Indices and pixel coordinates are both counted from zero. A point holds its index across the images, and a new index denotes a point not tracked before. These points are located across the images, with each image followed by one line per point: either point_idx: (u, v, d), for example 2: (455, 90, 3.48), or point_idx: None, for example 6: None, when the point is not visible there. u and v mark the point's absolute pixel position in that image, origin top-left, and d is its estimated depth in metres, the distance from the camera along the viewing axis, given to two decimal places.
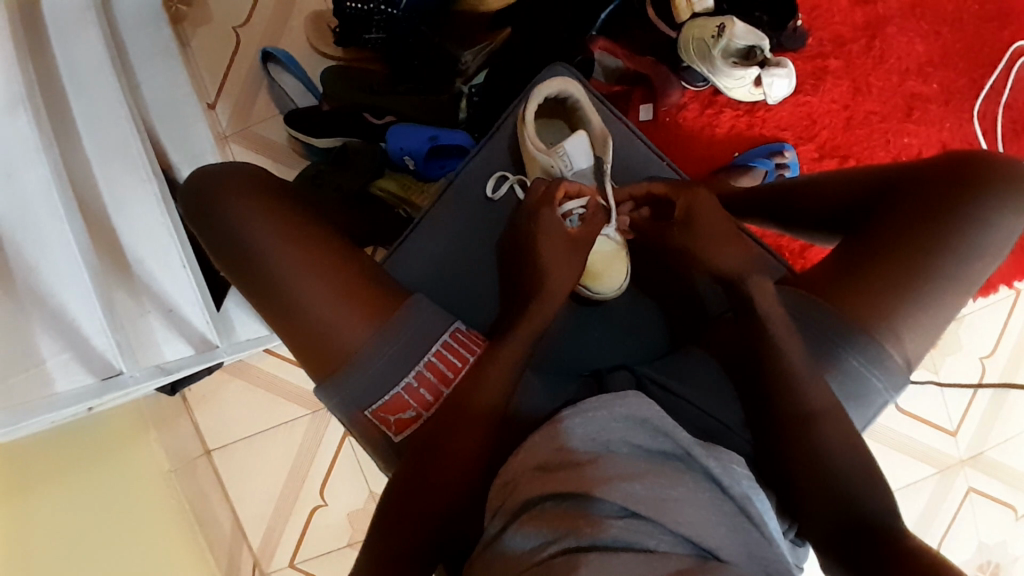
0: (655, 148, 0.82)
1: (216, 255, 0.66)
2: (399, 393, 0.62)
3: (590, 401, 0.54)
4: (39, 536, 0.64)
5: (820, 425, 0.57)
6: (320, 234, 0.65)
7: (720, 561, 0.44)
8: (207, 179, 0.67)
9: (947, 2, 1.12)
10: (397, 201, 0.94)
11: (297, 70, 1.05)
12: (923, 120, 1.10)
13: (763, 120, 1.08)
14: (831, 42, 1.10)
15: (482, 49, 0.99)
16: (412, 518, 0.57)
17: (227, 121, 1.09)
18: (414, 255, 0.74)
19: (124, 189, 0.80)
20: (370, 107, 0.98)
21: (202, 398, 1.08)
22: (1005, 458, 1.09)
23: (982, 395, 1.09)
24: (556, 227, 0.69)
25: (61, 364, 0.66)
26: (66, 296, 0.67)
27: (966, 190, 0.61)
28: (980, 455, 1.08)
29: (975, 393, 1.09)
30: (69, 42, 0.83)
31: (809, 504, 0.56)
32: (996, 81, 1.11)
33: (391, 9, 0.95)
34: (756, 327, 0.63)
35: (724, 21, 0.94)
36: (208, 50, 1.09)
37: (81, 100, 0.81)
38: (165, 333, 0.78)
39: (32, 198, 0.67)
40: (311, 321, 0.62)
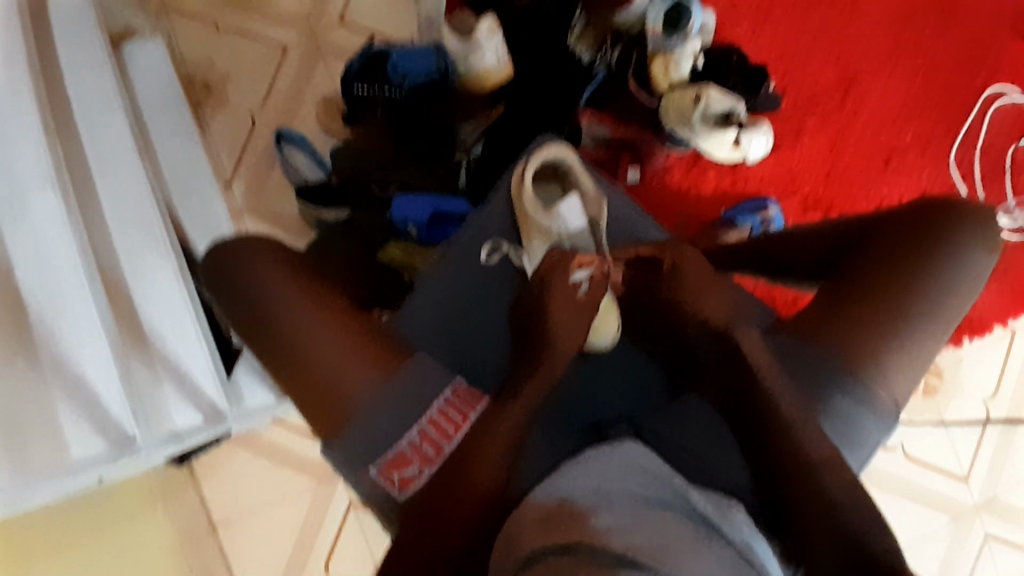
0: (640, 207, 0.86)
1: (235, 318, 0.70)
2: (402, 447, 0.63)
3: (589, 453, 0.58)
4: None
5: (822, 473, 0.57)
6: (332, 296, 0.69)
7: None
8: (226, 247, 0.72)
9: (915, 59, 1.19)
10: (401, 266, 1.00)
11: (308, 149, 1.12)
12: (900, 169, 1.16)
13: (745, 180, 1.14)
14: (806, 102, 1.18)
15: (479, 124, 1.04)
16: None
17: (242, 197, 1.17)
18: (417, 318, 0.78)
19: (141, 260, 0.84)
20: (374, 179, 1.03)
21: (207, 468, 1.06)
22: (1020, 503, 1.07)
23: (992, 430, 1.09)
24: (568, 290, 0.72)
25: (78, 430, 0.67)
26: (84, 362, 0.68)
27: (936, 233, 0.65)
28: (995, 499, 1.06)
29: (985, 427, 1.09)
30: (94, 124, 0.89)
31: (812, 550, 0.55)
32: (971, 127, 1.17)
33: (394, 92, 1.05)
34: (765, 366, 0.64)
35: (700, 89, 1.01)
36: (224, 132, 1.18)
37: (104, 180, 0.87)
38: (176, 399, 0.81)
39: (58, 270, 0.70)
40: (322, 378, 0.66)
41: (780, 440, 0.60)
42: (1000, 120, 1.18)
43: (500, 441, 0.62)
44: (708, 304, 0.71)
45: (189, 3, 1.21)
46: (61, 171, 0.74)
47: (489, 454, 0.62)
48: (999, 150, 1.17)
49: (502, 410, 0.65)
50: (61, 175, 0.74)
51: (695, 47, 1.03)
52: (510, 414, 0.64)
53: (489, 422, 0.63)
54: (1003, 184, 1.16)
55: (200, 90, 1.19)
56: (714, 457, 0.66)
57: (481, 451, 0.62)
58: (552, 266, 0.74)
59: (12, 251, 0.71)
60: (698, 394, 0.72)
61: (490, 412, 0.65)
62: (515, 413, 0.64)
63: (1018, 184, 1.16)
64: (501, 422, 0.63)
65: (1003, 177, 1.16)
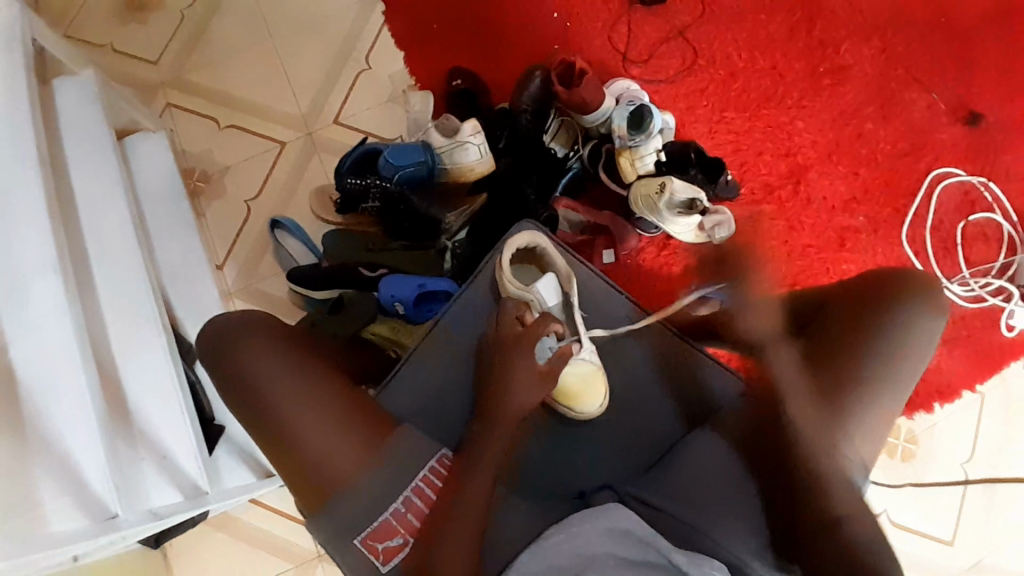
0: (614, 282, 0.88)
1: (227, 393, 0.72)
2: (387, 518, 0.65)
3: (573, 517, 0.59)
4: None
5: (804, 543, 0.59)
6: (322, 371, 0.72)
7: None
8: (217, 327, 0.74)
9: (859, 148, 1.32)
10: (388, 343, 1.04)
11: (301, 235, 1.18)
12: (856, 248, 1.26)
13: (713, 258, 1.23)
14: (762, 190, 1.29)
15: (462, 211, 1.13)
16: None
17: (234, 279, 1.22)
18: (401, 391, 0.81)
19: (132, 342, 0.87)
20: (365, 262, 1.11)
21: (182, 554, 1.05)
22: (1003, 563, 1.11)
23: (974, 489, 1.13)
24: (530, 364, 0.74)
25: (62, 508, 0.66)
26: (71, 441, 0.68)
27: (887, 302, 0.70)
28: (980, 563, 1.11)
29: (966, 488, 1.13)
30: (95, 216, 0.94)
31: None
32: (919, 208, 1.28)
33: (385, 183, 1.11)
34: None
35: (664, 180, 1.10)
36: (220, 220, 1.25)
37: (102, 267, 0.91)
38: (156, 482, 0.79)
39: (48, 351, 0.71)
40: (312, 452, 0.67)
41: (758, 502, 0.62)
42: (946, 199, 1.29)
43: (470, 514, 0.63)
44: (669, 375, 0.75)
45: (193, 105, 1.31)
46: (62, 256, 0.76)
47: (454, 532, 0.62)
48: (948, 227, 1.27)
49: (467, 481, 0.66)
50: (62, 259, 0.76)
51: (658, 144, 1.14)
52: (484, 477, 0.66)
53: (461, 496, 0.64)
54: (955, 257, 1.26)
55: (198, 180, 1.27)
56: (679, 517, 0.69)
57: (452, 528, 0.62)
58: (516, 339, 0.76)
59: (7, 331, 0.71)
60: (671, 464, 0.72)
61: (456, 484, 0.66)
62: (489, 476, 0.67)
63: (968, 257, 1.26)
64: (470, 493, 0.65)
65: (954, 252, 1.26)
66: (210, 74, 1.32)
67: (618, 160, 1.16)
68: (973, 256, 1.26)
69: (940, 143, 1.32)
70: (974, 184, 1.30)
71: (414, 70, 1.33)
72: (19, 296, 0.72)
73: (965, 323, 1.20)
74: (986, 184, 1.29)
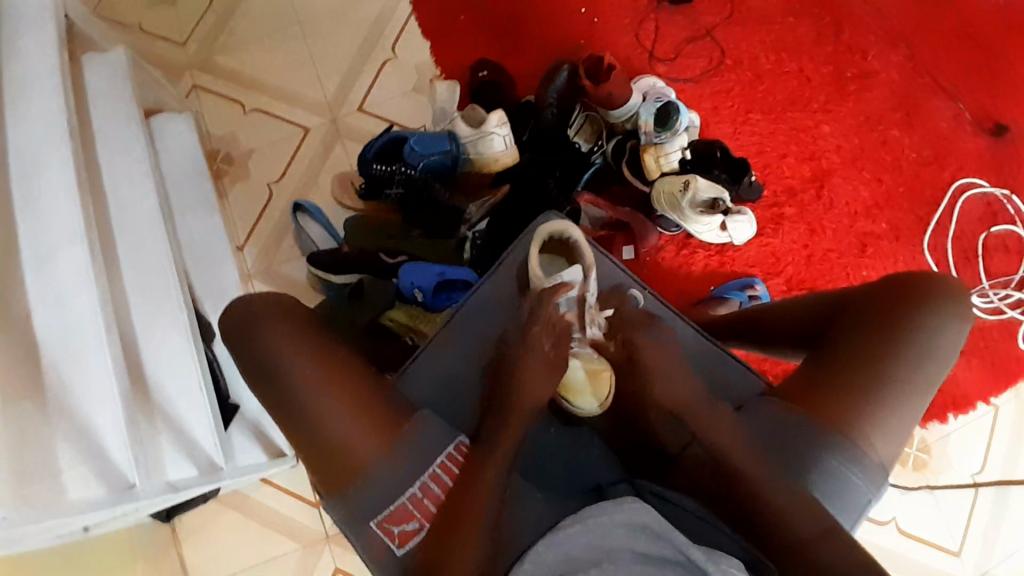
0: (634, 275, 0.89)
1: (249, 370, 0.73)
2: (404, 503, 0.65)
3: (589, 510, 0.60)
4: None
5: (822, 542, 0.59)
6: (341, 354, 0.72)
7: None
8: (245, 304, 0.75)
9: (884, 154, 1.30)
10: (406, 329, 1.05)
11: (321, 219, 1.19)
12: (878, 255, 1.25)
13: (733, 259, 1.22)
14: (785, 193, 1.28)
15: (484, 202, 1.11)
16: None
17: (253, 261, 1.23)
18: (421, 377, 0.81)
19: (153, 317, 0.88)
20: (384, 249, 1.11)
21: (191, 531, 1.06)
22: None
23: (985, 492, 1.12)
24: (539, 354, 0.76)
25: (77, 476, 0.67)
26: (93, 409, 0.69)
27: (910, 303, 0.69)
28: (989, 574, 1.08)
29: (977, 490, 1.12)
30: (121, 191, 0.95)
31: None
32: (941, 217, 1.26)
33: (409, 170, 1.11)
34: (737, 445, 0.66)
35: (688, 178, 1.08)
36: (242, 202, 1.26)
37: (126, 241, 0.92)
38: (173, 456, 0.81)
39: (72, 320, 0.72)
40: (328, 433, 0.67)
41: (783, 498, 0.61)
42: (969, 209, 1.27)
43: (482, 500, 0.64)
44: (655, 382, 0.74)
45: (219, 87, 1.32)
46: (89, 227, 0.77)
47: (462, 521, 0.62)
48: (970, 237, 1.25)
49: (482, 470, 0.66)
50: (89, 231, 0.77)
51: (683, 142, 1.14)
52: (496, 462, 0.67)
53: (476, 478, 0.65)
54: (975, 268, 1.24)
55: (221, 161, 1.28)
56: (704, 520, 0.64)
57: (464, 525, 0.62)
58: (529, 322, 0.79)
59: (33, 299, 0.72)
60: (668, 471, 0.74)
61: (470, 471, 0.66)
62: (502, 465, 0.67)
63: (990, 269, 1.24)
64: (483, 478, 0.66)
65: (975, 263, 1.24)
66: (237, 57, 1.34)
67: (643, 156, 1.15)
68: (995, 268, 1.24)
69: (966, 153, 1.30)
70: (997, 196, 1.27)
71: (439, 59, 1.33)
72: (47, 267, 0.73)
73: (985, 336, 1.18)
74: (1009, 197, 1.27)
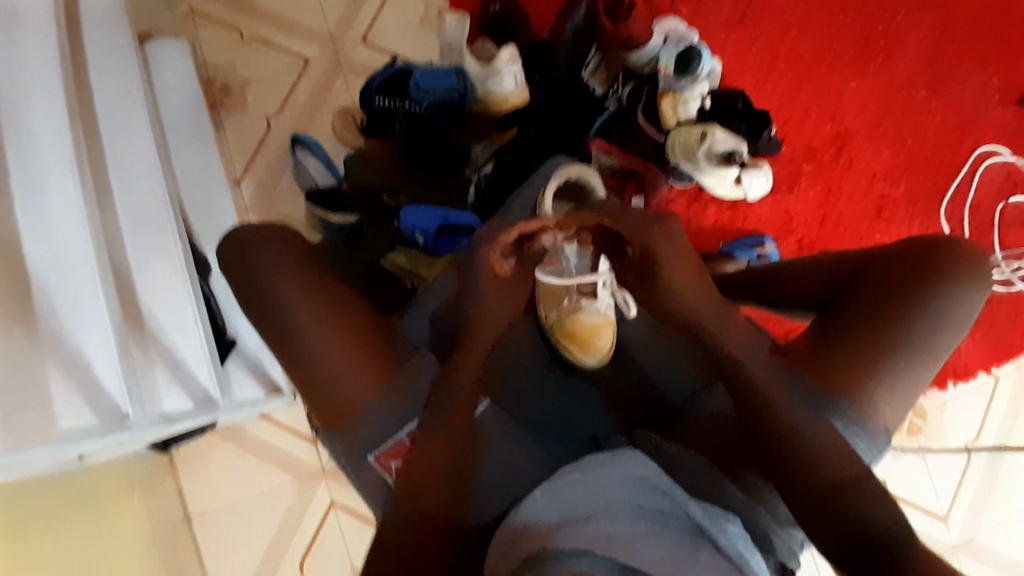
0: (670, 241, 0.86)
1: (244, 304, 0.71)
2: (403, 438, 0.66)
3: (588, 461, 0.61)
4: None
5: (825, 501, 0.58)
6: (339, 291, 0.70)
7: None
8: (244, 233, 0.73)
9: (909, 116, 1.24)
10: (406, 273, 1.03)
11: (321, 154, 1.14)
12: (893, 220, 1.20)
13: (745, 216, 1.18)
14: (804, 150, 1.22)
15: (490, 144, 1.10)
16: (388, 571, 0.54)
17: (250, 196, 1.19)
18: (424, 316, 0.80)
19: (148, 248, 0.85)
20: (386, 188, 1.07)
21: (188, 459, 1.07)
22: (996, 545, 1.10)
23: (978, 457, 1.13)
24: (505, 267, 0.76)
25: (70, 404, 0.66)
26: (85, 338, 0.68)
27: (931, 268, 0.68)
28: (973, 541, 1.10)
29: (969, 456, 1.13)
30: (114, 115, 0.90)
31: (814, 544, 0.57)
32: (960, 185, 1.22)
33: (414, 107, 1.05)
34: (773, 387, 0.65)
35: (707, 128, 1.04)
36: (239, 134, 1.21)
37: (119, 169, 0.88)
38: (169, 387, 0.81)
39: (66, 249, 0.69)
40: (325, 372, 0.66)
41: (790, 451, 0.60)
42: (990, 178, 1.22)
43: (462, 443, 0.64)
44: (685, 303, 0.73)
45: (216, 10, 1.24)
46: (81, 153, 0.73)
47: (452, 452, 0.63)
48: (987, 208, 1.21)
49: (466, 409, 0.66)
50: (81, 158, 0.73)
51: (704, 89, 1.08)
52: None
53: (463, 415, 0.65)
54: (991, 239, 1.20)
55: (218, 90, 1.21)
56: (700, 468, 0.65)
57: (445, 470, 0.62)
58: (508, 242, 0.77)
59: (23, 233, 0.70)
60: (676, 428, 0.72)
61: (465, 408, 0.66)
62: None
63: (1004, 241, 1.21)
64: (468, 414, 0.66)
65: (990, 234, 1.20)
66: None
67: (661, 102, 1.09)
68: (1010, 240, 1.20)
69: (992, 121, 1.24)
70: (1018, 166, 1.23)
71: None
72: (38, 190, 0.70)
73: (994, 307, 1.16)
74: None
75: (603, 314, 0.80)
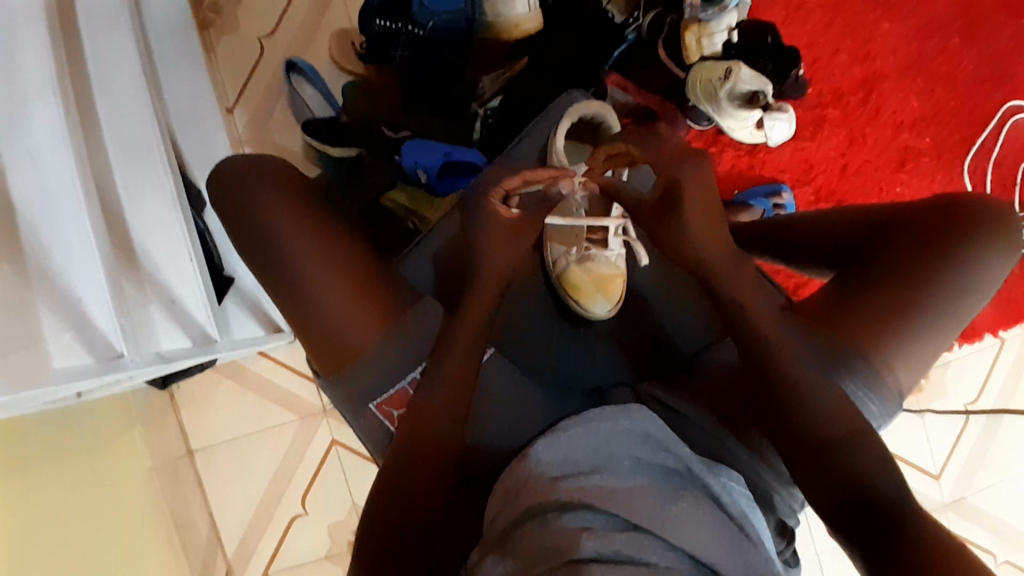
0: None
1: (239, 244, 0.68)
2: (404, 387, 0.64)
3: (594, 413, 0.60)
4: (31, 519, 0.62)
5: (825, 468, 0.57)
6: (338, 233, 0.67)
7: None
8: (236, 167, 0.69)
9: (940, 63, 1.16)
10: (406, 213, 0.99)
11: (319, 82, 1.08)
12: (915, 171, 1.14)
13: (763, 161, 1.13)
14: (831, 93, 1.15)
15: (500, 76, 1.01)
16: (402, 521, 0.55)
17: (244, 126, 1.13)
18: (425, 258, 0.77)
19: (138, 180, 0.81)
20: (387, 121, 1.01)
21: (189, 398, 1.09)
22: (987, 506, 1.12)
23: (975, 420, 1.13)
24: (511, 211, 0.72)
25: (63, 344, 0.62)
26: (74, 276, 0.65)
27: (962, 227, 0.65)
28: (963, 500, 1.12)
29: (967, 419, 1.13)
30: (96, 34, 0.83)
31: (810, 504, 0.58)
32: (987, 138, 1.16)
33: (418, 30, 0.99)
34: (787, 352, 0.63)
35: (731, 64, 0.96)
36: (231, 58, 1.13)
37: (105, 94, 0.82)
38: (166, 325, 0.78)
39: (51, 180, 0.65)
40: (326, 316, 0.64)
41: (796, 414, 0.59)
42: (1018, 134, 1.16)
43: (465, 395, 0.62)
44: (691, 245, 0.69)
45: None
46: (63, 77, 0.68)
47: (453, 403, 0.61)
48: (1011, 165, 1.15)
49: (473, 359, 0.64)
50: (63, 82, 0.68)
51: (731, 21, 1.01)
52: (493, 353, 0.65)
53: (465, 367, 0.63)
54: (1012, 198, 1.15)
55: (207, 8, 1.12)
56: (702, 426, 0.65)
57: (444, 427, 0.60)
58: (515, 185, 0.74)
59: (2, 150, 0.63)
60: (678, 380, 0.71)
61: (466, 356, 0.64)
62: None
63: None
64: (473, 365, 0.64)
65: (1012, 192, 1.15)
66: None
67: (682, 34, 1.01)
68: None
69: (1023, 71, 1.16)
70: None
71: None
72: (20, 117, 0.65)
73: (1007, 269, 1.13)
74: None
75: (614, 265, 0.80)
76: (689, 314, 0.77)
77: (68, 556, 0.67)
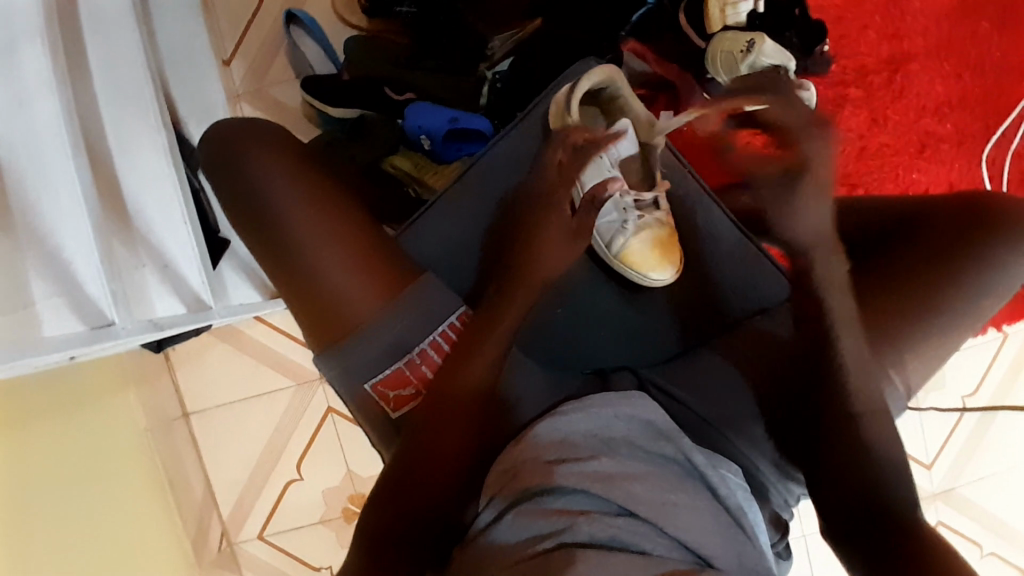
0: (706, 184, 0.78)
1: (234, 210, 0.65)
2: (400, 367, 0.62)
3: (594, 399, 0.58)
4: (30, 480, 0.63)
5: None
6: (339, 203, 0.64)
7: (715, 568, 0.46)
8: (232, 128, 0.66)
9: (970, 45, 1.11)
10: (408, 178, 0.94)
11: (320, 36, 1.02)
12: (934, 158, 1.11)
13: None
14: (855, 71, 1.10)
15: (510, 37, 0.98)
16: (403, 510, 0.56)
17: (242, 79, 1.08)
18: (428, 233, 0.74)
19: (130, 134, 0.77)
20: (391, 82, 0.96)
21: (185, 358, 1.08)
22: (975, 498, 1.13)
23: (970, 416, 1.13)
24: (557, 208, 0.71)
25: (52, 308, 0.60)
26: (63, 237, 0.62)
27: (985, 229, 0.63)
28: (952, 491, 1.13)
29: (962, 416, 1.13)
30: None
31: None
32: (1009, 128, 1.11)
33: None
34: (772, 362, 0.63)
35: (754, 37, 0.92)
36: (229, 4, 1.07)
37: (94, 39, 0.77)
38: (158, 288, 0.76)
39: (37, 133, 0.62)
40: (325, 290, 0.62)
41: None
42: None
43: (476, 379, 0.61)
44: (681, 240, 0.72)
45: None
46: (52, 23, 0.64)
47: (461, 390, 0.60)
48: None
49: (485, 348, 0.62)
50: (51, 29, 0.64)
51: None
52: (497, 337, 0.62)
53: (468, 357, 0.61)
54: None
55: None
56: (699, 418, 0.65)
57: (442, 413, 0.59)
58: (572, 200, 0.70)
59: None
60: (684, 362, 0.70)
61: (466, 339, 0.62)
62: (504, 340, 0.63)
63: None
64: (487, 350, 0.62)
65: None
66: None
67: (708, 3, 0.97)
68: None
69: None
70: None
71: None
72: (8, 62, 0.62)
73: None
74: None
75: (669, 222, 0.76)
76: (694, 301, 0.76)
77: (68, 518, 0.67)
